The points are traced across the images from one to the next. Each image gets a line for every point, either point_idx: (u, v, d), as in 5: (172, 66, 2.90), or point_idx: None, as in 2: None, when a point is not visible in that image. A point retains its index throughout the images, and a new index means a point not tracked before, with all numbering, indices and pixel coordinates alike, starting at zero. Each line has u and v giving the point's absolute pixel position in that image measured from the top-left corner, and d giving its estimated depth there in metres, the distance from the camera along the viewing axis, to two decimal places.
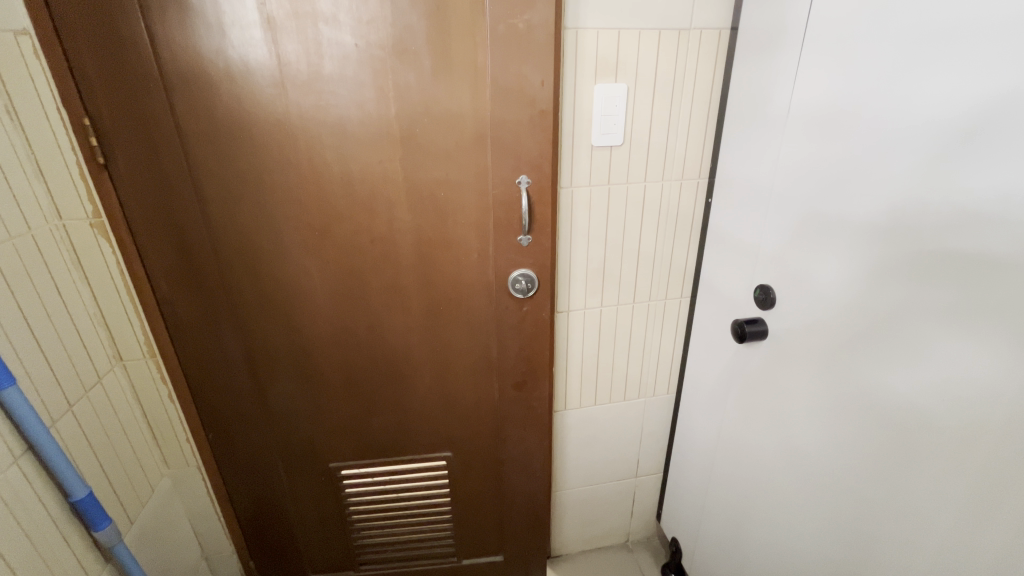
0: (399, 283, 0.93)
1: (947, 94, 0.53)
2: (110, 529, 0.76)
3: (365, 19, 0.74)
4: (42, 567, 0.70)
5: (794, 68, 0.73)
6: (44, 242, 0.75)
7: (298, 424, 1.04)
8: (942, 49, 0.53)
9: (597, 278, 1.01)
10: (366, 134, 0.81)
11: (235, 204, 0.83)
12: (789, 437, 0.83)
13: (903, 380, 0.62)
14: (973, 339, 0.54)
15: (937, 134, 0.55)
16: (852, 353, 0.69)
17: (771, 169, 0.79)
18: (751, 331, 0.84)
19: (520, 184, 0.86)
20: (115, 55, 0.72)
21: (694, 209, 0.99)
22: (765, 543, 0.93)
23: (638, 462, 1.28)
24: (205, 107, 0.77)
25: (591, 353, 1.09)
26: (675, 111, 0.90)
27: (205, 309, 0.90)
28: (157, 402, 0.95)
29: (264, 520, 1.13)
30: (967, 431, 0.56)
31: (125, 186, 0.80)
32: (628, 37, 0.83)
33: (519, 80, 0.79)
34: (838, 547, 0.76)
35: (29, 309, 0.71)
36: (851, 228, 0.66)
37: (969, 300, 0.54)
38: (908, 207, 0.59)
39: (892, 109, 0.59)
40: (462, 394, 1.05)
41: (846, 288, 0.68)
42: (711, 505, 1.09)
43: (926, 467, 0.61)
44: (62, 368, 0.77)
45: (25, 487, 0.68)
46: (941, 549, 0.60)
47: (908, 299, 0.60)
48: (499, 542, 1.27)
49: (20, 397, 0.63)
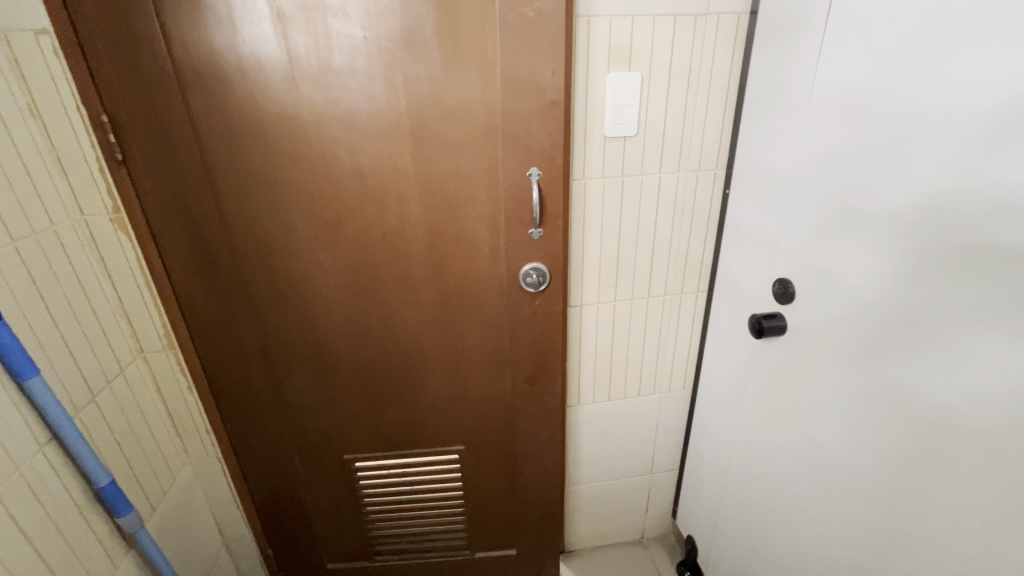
0: (411, 277, 0.93)
1: (976, 80, 0.50)
2: (130, 517, 0.78)
3: (375, 11, 0.73)
4: (66, 550, 0.73)
5: (815, 51, 0.70)
6: (66, 237, 0.77)
7: (313, 416, 1.05)
8: (975, 27, 0.50)
9: (610, 272, 0.99)
10: (376, 127, 0.81)
11: (250, 199, 0.84)
12: (809, 436, 0.80)
13: (931, 380, 0.59)
14: (1002, 336, 0.51)
15: (968, 122, 0.52)
16: (875, 350, 0.66)
17: (792, 157, 0.76)
18: (769, 327, 0.82)
19: (531, 176, 0.85)
20: (131, 53, 0.73)
21: (711, 201, 0.96)
22: (782, 542, 0.91)
23: (653, 458, 1.26)
24: (219, 104, 0.78)
25: (605, 347, 1.07)
26: (691, 99, 0.87)
27: (220, 301, 0.91)
28: (177, 394, 0.97)
29: (281, 509, 1.15)
30: (998, 433, 0.53)
31: (143, 182, 0.82)
32: (641, 24, 0.80)
33: (530, 69, 0.78)
34: (858, 551, 0.74)
35: (52, 302, 0.73)
36: (874, 220, 0.63)
37: (1001, 295, 0.51)
38: (936, 198, 0.56)
39: (918, 95, 0.56)
40: (474, 388, 1.05)
41: (869, 282, 0.65)
42: (728, 502, 1.07)
43: (951, 469, 0.58)
44: (85, 359, 0.79)
45: (50, 474, 0.70)
46: (964, 553, 0.58)
47: (938, 295, 0.57)
48: (513, 537, 1.27)
49: (42, 386, 0.65)
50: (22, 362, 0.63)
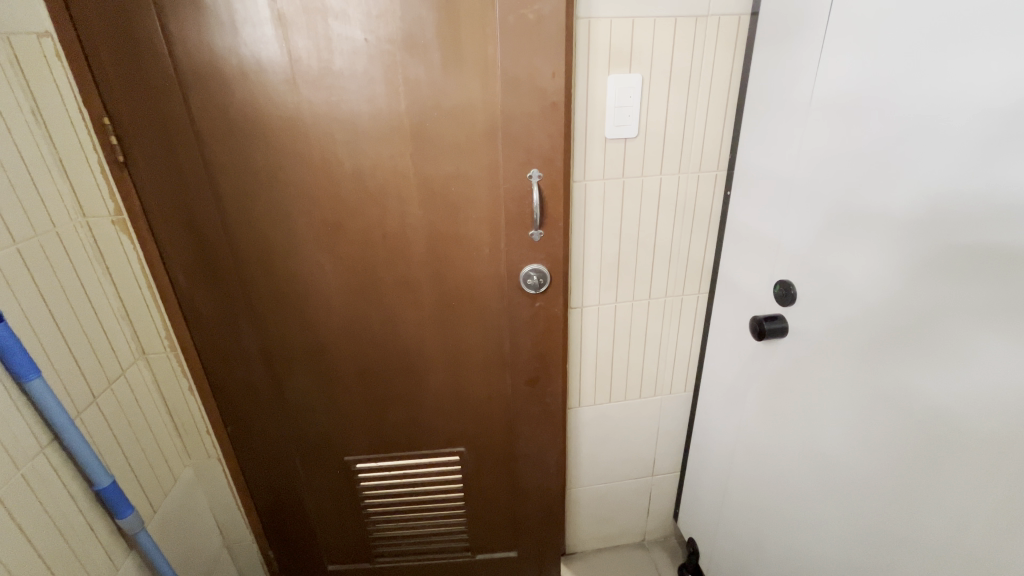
0: (411, 279, 0.93)
1: (978, 83, 0.50)
2: (131, 519, 0.78)
3: (375, 14, 0.74)
4: (67, 552, 0.73)
5: (816, 53, 0.70)
6: (68, 239, 0.77)
7: (314, 417, 1.05)
8: (977, 29, 0.50)
9: (611, 274, 0.99)
10: (376, 129, 0.81)
11: (250, 201, 0.85)
12: (811, 438, 0.80)
13: (933, 382, 0.59)
14: (1005, 339, 0.51)
15: (970, 124, 0.51)
16: (877, 352, 0.66)
17: (794, 159, 0.76)
18: (770, 329, 0.82)
19: (531, 177, 0.85)
20: (132, 55, 0.73)
21: (712, 203, 0.96)
22: (784, 545, 0.91)
23: (654, 460, 1.26)
24: (220, 106, 0.78)
25: (606, 349, 1.07)
26: (692, 100, 0.87)
27: (221, 303, 0.92)
28: (178, 395, 0.98)
29: (282, 511, 1.15)
30: (1001, 436, 0.52)
31: (144, 184, 0.82)
32: (641, 25, 0.80)
33: (531, 71, 0.78)
34: (860, 554, 0.73)
35: (54, 304, 0.74)
36: (876, 222, 0.63)
37: (1004, 297, 0.50)
38: (939, 200, 0.55)
39: (919, 97, 0.56)
40: (475, 390, 1.05)
41: (871, 284, 0.65)
42: (729, 504, 1.07)
43: (954, 472, 0.58)
44: (86, 361, 0.79)
45: (51, 476, 0.70)
46: (967, 557, 0.57)
47: (941, 297, 0.57)
48: (514, 539, 1.27)
49: (44, 388, 0.65)
50: (24, 364, 0.63)
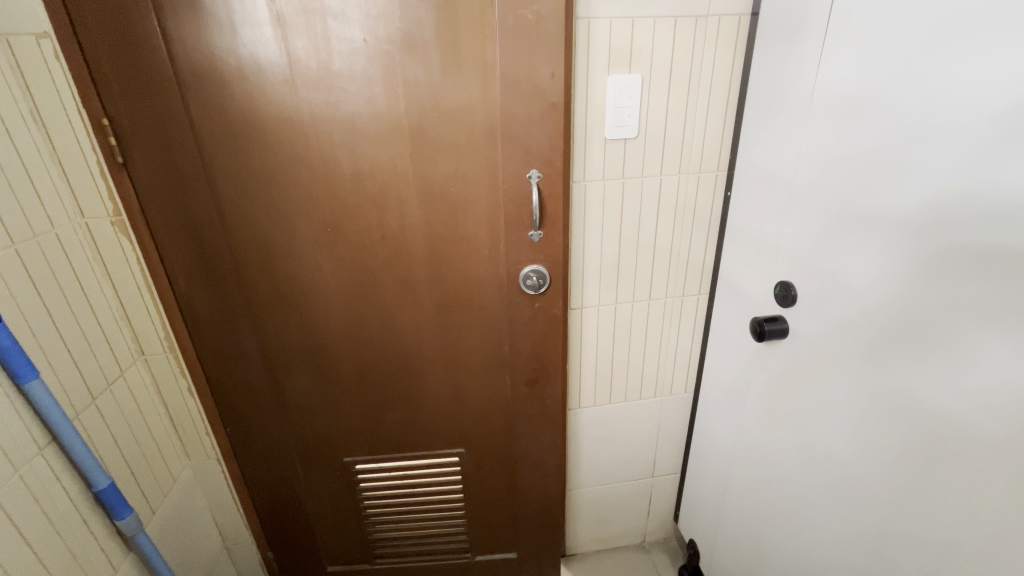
0: (410, 279, 0.93)
1: (978, 84, 0.50)
2: (129, 520, 0.78)
3: (374, 14, 0.73)
4: (65, 553, 0.73)
5: (817, 53, 0.69)
6: (66, 239, 0.77)
7: (313, 418, 1.05)
8: (977, 29, 0.49)
9: (611, 275, 0.99)
10: (375, 130, 0.81)
11: (249, 201, 0.84)
12: (811, 440, 0.80)
13: (935, 384, 0.58)
14: (1007, 341, 0.50)
15: (970, 125, 0.51)
16: (878, 354, 0.65)
17: (794, 160, 0.76)
18: (770, 330, 0.81)
19: (531, 178, 0.85)
20: (131, 56, 0.73)
21: (712, 204, 0.96)
22: (784, 547, 0.90)
23: (655, 462, 1.25)
24: (218, 107, 0.78)
25: (606, 350, 1.07)
26: (692, 101, 0.87)
27: (220, 304, 0.91)
28: (177, 396, 0.97)
29: (282, 512, 1.15)
30: (1002, 438, 0.52)
31: (143, 185, 0.82)
32: (641, 26, 0.80)
33: (530, 72, 0.78)
34: (861, 556, 0.73)
35: (53, 304, 0.74)
36: (876, 223, 0.63)
37: (1005, 299, 0.50)
38: (938, 201, 0.55)
39: (919, 98, 0.56)
40: (475, 391, 1.05)
41: (872, 285, 0.65)
42: (730, 506, 1.06)
43: (955, 474, 0.57)
44: (85, 362, 0.79)
45: (50, 477, 0.70)
46: (968, 560, 0.57)
47: (942, 298, 0.56)
48: (513, 540, 1.26)
49: (42, 389, 0.65)
50: (22, 365, 0.63)
